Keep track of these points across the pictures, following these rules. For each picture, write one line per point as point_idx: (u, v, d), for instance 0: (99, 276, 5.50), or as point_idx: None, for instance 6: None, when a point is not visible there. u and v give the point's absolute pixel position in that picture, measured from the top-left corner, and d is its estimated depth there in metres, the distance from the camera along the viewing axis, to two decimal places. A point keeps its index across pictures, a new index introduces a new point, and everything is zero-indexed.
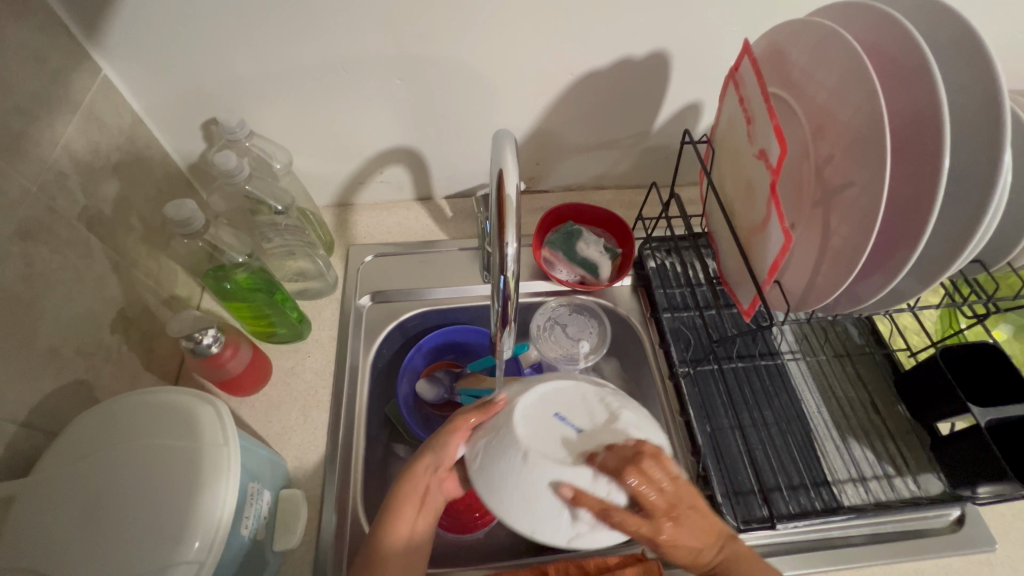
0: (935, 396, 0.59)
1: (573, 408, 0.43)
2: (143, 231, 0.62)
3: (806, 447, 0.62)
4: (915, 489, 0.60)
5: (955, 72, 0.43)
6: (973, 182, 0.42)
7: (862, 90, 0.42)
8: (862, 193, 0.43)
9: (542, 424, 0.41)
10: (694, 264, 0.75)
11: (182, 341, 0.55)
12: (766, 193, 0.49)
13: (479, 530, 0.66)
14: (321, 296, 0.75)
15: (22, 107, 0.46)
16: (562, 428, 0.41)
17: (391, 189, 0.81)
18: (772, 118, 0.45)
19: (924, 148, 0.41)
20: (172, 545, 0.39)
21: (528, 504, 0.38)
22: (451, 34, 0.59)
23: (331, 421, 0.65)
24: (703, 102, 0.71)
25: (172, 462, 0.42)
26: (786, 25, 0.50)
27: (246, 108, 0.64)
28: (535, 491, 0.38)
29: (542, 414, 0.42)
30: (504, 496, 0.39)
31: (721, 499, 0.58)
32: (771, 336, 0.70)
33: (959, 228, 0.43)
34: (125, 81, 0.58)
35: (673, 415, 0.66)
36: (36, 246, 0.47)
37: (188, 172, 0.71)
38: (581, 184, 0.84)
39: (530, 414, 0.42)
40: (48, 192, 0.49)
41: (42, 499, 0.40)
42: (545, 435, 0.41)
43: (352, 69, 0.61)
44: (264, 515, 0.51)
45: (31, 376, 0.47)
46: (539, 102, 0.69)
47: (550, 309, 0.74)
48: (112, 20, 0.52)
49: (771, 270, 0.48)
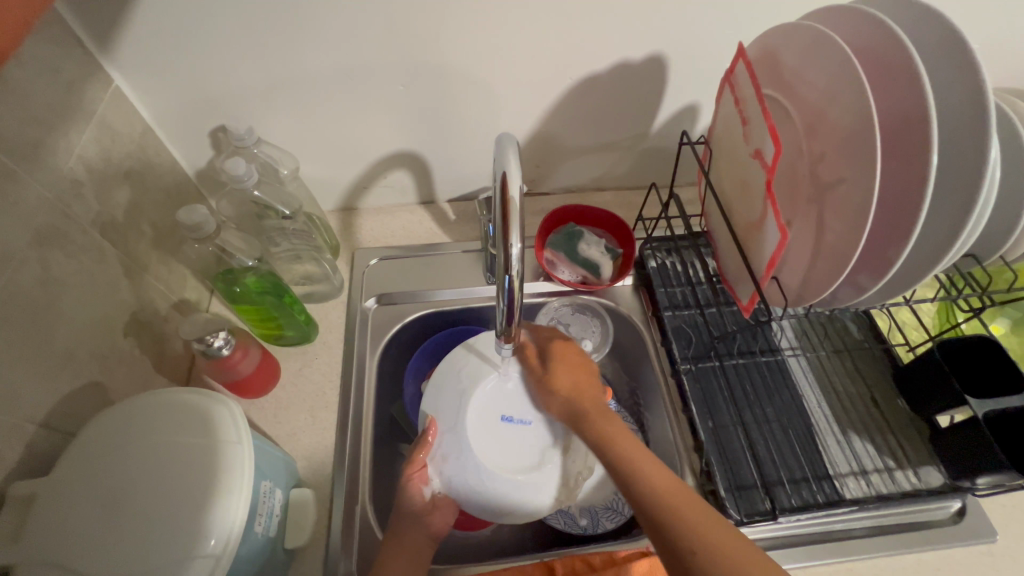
0: (934, 389, 0.60)
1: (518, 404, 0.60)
2: (153, 236, 0.63)
3: (807, 442, 0.63)
4: (916, 482, 0.60)
5: (941, 70, 0.44)
6: (962, 177, 0.43)
7: (853, 90, 0.43)
8: (854, 189, 0.44)
9: (494, 425, 0.58)
10: (694, 263, 0.76)
11: (194, 342, 0.56)
12: (762, 192, 0.50)
13: (480, 530, 0.68)
14: (327, 299, 0.77)
15: (39, 117, 0.47)
16: (511, 426, 0.59)
17: (395, 193, 0.82)
18: (766, 119, 0.46)
19: (913, 145, 0.42)
20: (188, 541, 0.40)
21: (493, 491, 0.55)
22: (452, 40, 0.60)
23: (339, 421, 0.66)
24: (701, 103, 0.73)
25: (187, 459, 0.43)
26: (779, 29, 0.51)
27: (253, 116, 0.65)
28: (498, 479, 0.55)
29: (495, 402, 0.59)
30: (474, 481, 0.56)
31: (723, 493, 0.59)
32: (771, 333, 0.71)
33: (950, 222, 0.44)
34: (135, 92, 0.60)
35: (676, 412, 0.67)
36: (53, 252, 0.49)
37: (197, 179, 0.72)
38: (581, 186, 0.86)
39: (481, 416, 0.58)
40: (63, 200, 0.50)
41: (63, 496, 0.41)
42: (496, 435, 0.58)
43: (356, 76, 0.63)
44: (275, 512, 0.52)
45: (49, 377, 0.48)
46: (539, 106, 0.70)
47: (554, 309, 0.76)
48: (123, 33, 0.54)
49: (769, 266, 0.49)
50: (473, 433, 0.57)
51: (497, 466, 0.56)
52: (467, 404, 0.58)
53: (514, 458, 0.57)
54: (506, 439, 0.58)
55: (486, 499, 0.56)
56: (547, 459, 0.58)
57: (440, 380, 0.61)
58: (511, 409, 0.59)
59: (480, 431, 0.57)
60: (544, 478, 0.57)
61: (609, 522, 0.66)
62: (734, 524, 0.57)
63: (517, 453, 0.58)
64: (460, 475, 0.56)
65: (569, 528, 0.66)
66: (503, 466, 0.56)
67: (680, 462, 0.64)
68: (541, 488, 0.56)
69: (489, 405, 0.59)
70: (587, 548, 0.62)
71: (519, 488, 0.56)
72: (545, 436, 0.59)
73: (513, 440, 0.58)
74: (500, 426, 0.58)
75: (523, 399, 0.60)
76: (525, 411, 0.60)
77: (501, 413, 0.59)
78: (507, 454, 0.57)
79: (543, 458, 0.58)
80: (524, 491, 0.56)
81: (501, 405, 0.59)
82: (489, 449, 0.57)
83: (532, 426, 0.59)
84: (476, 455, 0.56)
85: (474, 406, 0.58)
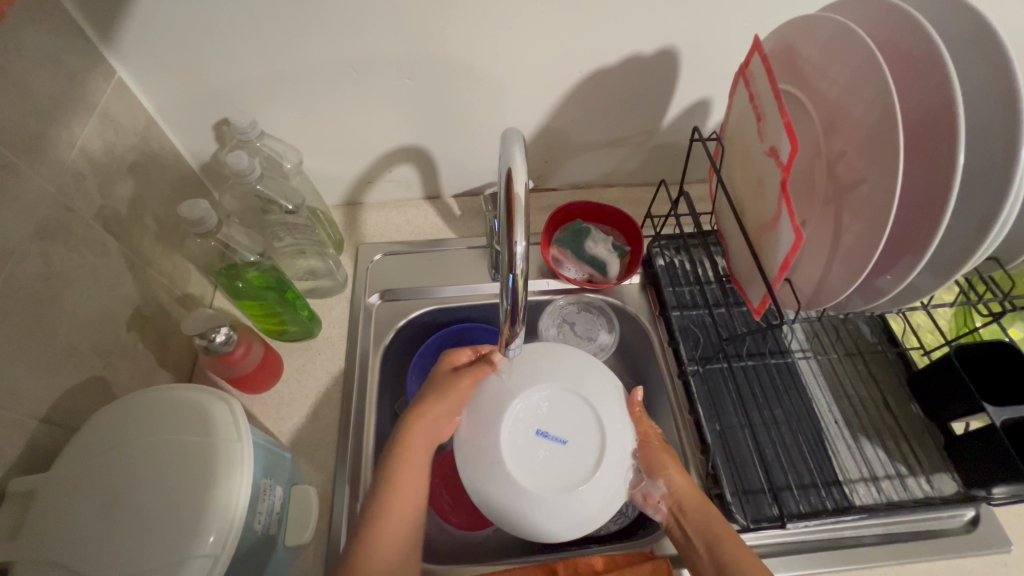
0: (949, 395, 0.58)
1: (557, 420, 0.56)
2: (157, 231, 0.63)
3: (818, 447, 0.62)
4: (928, 489, 0.59)
5: (972, 66, 0.42)
6: (987, 179, 0.42)
7: (874, 87, 0.42)
8: (875, 190, 0.42)
9: (525, 438, 0.55)
10: (703, 261, 0.74)
11: (196, 338, 0.56)
12: (776, 191, 0.49)
13: (479, 531, 0.67)
14: (331, 294, 0.76)
15: (41, 110, 0.47)
16: (544, 443, 0.54)
17: (400, 188, 0.81)
18: (783, 115, 0.45)
19: (938, 145, 0.40)
20: (187, 539, 0.40)
21: (515, 505, 0.52)
22: (460, 33, 0.59)
23: (341, 418, 0.66)
24: (714, 98, 0.71)
25: (189, 455, 0.43)
26: (796, 21, 0.49)
27: (258, 109, 0.65)
28: (525, 493, 0.52)
29: (533, 418, 0.55)
30: (476, 453, 0.54)
31: (730, 498, 0.58)
32: (781, 334, 0.70)
33: (975, 224, 0.43)
34: (138, 84, 0.59)
35: (682, 415, 0.66)
36: (55, 246, 0.48)
37: (201, 172, 0.72)
38: (589, 182, 0.85)
39: (514, 447, 0.54)
40: (66, 192, 0.49)
41: (62, 493, 0.41)
42: (526, 448, 0.54)
43: (362, 69, 0.62)
44: (276, 510, 0.51)
45: (50, 373, 0.48)
46: (548, 100, 0.69)
47: (559, 308, 0.75)
48: (125, 23, 0.53)
49: (782, 267, 0.48)
50: (503, 441, 0.54)
51: (517, 475, 0.52)
52: (493, 434, 0.54)
53: (543, 478, 0.53)
54: (538, 452, 0.54)
55: (506, 509, 0.52)
56: (575, 483, 0.53)
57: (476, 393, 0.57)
58: (548, 425, 0.55)
59: (515, 444, 0.54)
60: (567, 506, 0.52)
61: (614, 525, 0.65)
62: (741, 529, 0.56)
63: (547, 470, 0.53)
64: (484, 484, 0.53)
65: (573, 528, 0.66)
66: (531, 480, 0.52)
67: (686, 464, 0.63)
68: (569, 509, 0.52)
69: (525, 420, 0.55)
70: (592, 549, 0.61)
71: (546, 504, 0.52)
72: (579, 459, 0.54)
73: (542, 457, 0.54)
74: (533, 439, 0.55)
75: (561, 417, 0.56)
76: (560, 430, 0.55)
77: (537, 426, 0.55)
78: (538, 470, 0.53)
79: (579, 480, 0.53)
80: (550, 507, 0.51)
81: (536, 418, 0.56)
82: (518, 459, 0.53)
83: (569, 442, 0.55)
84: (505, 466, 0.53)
85: (513, 413, 0.55)
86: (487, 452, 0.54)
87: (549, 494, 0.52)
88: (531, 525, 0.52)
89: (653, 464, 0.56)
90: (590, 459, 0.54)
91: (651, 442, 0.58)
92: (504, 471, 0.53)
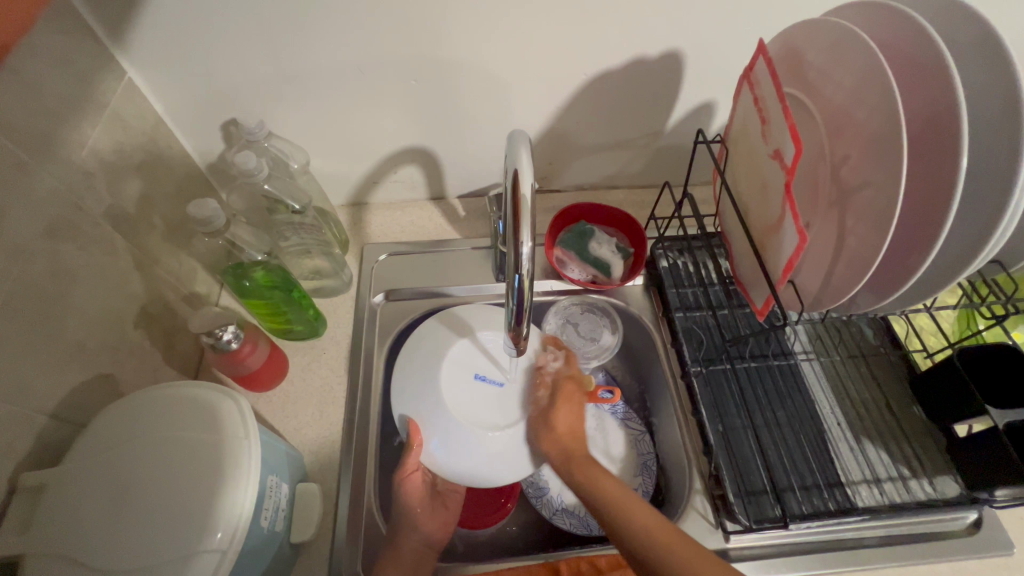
0: (954, 398, 0.58)
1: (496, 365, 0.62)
2: (164, 230, 0.63)
3: (820, 449, 0.62)
4: (930, 491, 0.59)
5: (975, 72, 0.43)
6: (990, 183, 0.42)
7: (878, 92, 0.42)
8: (879, 194, 0.43)
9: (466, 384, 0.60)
10: (706, 264, 0.74)
11: (203, 336, 0.56)
12: (780, 193, 0.49)
13: (482, 530, 0.68)
14: (336, 294, 0.77)
15: (52, 110, 0.47)
16: (484, 386, 0.60)
17: (405, 188, 0.82)
18: (788, 118, 0.45)
19: (941, 149, 0.41)
20: (195, 536, 0.40)
21: (433, 425, 0.57)
22: (466, 35, 0.60)
23: (346, 417, 0.66)
24: (717, 101, 0.71)
25: (196, 452, 0.43)
26: (801, 26, 0.50)
27: (265, 109, 0.65)
28: (439, 415, 0.57)
29: (474, 366, 0.61)
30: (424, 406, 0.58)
31: (732, 499, 0.58)
32: (784, 336, 0.70)
33: (978, 227, 0.43)
34: (147, 84, 0.60)
35: (685, 416, 0.66)
36: (64, 245, 0.49)
37: (208, 172, 0.72)
38: (593, 184, 0.85)
39: (456, 394, 0.59)
40: (75, 191, 0.50)
41: (71, 488, 0.42)
42: (467, 395, 0.59)
43: (369, 71, 0.62)
44: (281, 507, 0.52)
45: (59, 369, 0.48)
46: (553, 101, 0.69)
47: (562, 308, 0.75)
48: (136, 26, 0.54)
49: (786, 269, 0.48)
50: (445, 391, 0.58)
51: (461, 420, 0.57)
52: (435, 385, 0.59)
53: (486, 418, 0.58)
54: (476, 396, 0.59)
55: (459, 453, 0.57)
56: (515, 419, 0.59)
57: (441, 323, 0.64)
58: (485, 370, 0.61)
59: (457, 392, 0.59)
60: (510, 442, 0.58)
61: None
62: (743, 529, 0.56)
63: (485, 412, 0.59)
64: (411, 402, 0.59)
65: (575, 529, 0.66)
66: (468, 420, 0.57)
67: (689, 466, 0.63)
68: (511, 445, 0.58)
69: (465, 361, 0.61)
70: (594, 549, 0.61)
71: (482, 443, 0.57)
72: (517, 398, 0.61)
73: (483, 401, 0.59)
74: (473, 385, 0.60)
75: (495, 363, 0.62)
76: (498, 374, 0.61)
77: (474, 373, 0.60)
78: (476, 412, 0.58)
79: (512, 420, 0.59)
80: (455, 437, 0.57)
81: (474, 365, 0.61)
82: (461, 404, 0.58)
83: (503, 389, 0.60)
84: (435, 386, 0.58)
85: (450, 363, 0.60)
86: (429, 401, 0.58)
87: (494, 435, 0.58)
88: (439, 451, 0.57)
89: (546, 413, 0.60)
90: (513, 410, 0.60)
91: (538, 405, 0.61)
92: (446, 417, 0.57)
